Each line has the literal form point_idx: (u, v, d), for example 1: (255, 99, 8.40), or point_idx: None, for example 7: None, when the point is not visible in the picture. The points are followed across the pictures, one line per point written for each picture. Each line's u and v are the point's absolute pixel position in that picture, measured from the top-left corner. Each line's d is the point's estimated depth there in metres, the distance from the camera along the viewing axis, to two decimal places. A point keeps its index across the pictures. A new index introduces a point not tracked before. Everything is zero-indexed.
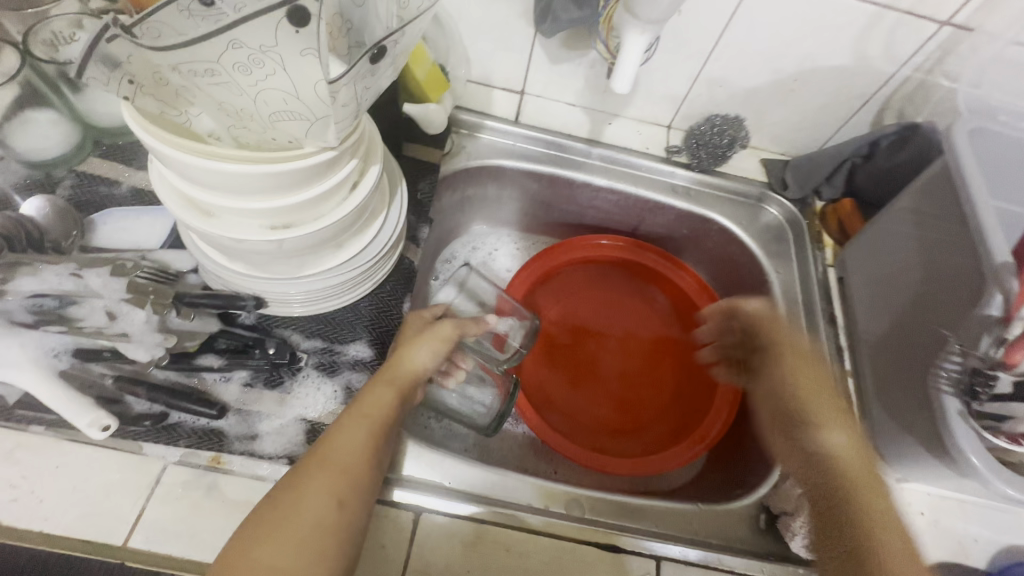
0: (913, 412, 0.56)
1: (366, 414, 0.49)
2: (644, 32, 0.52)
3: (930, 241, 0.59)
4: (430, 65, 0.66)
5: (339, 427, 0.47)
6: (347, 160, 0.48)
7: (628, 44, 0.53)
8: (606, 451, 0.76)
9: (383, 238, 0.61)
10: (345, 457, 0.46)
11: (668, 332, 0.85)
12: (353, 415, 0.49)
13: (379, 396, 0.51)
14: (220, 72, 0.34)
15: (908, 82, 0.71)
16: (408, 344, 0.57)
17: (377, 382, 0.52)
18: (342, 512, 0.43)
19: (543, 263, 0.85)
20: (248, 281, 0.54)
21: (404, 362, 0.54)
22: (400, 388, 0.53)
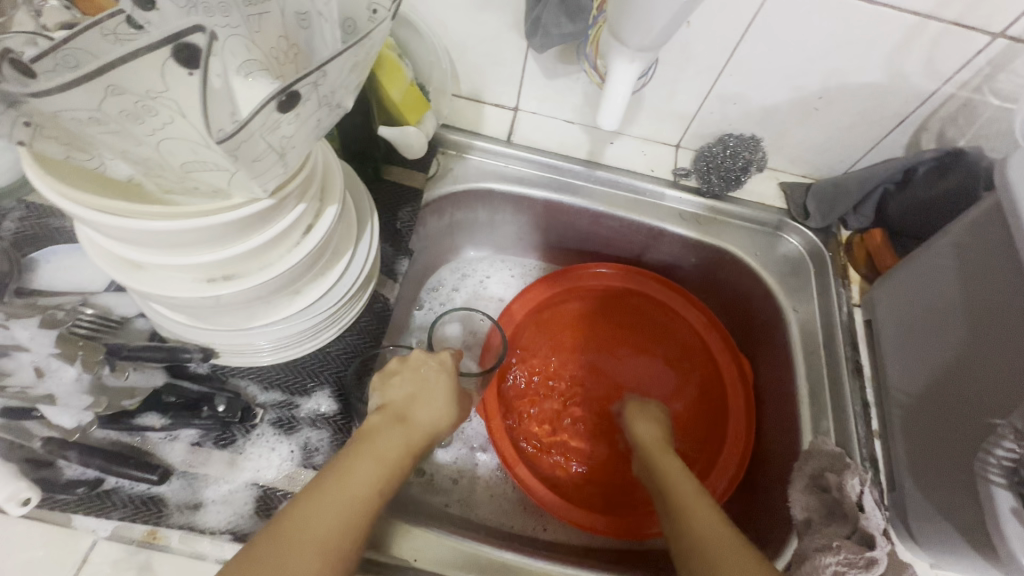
0: (956, 497, 0.48)
1: (380, 463, 0.47)
2: (633, 61, 0.45)
3: (979, 290, 0.50)
4: (407, 84, 0.59)
5: (341, 488, 0.44)
6: (294, 204, 0.42)
7: (616, 72, 0.47)
8: (603, 503, 0.70)
9: (351, 276, 0.54)
10: (348, 504, 0.43)
11: (676, 371, 0.78)
12: (367, 459, 0.47)
13: (397, 448, 0.49)
14: (108, 122, 0.29)
15: (951, 101, 0.62)
16: (432, 393, 0.55)
17: (400, 433, 0.50)
18: None
19: (541, 293, 0.78)
20: (193, 332, 0.48)
21: (422, 419, 0.53)
22: (416, 448, 0.51)
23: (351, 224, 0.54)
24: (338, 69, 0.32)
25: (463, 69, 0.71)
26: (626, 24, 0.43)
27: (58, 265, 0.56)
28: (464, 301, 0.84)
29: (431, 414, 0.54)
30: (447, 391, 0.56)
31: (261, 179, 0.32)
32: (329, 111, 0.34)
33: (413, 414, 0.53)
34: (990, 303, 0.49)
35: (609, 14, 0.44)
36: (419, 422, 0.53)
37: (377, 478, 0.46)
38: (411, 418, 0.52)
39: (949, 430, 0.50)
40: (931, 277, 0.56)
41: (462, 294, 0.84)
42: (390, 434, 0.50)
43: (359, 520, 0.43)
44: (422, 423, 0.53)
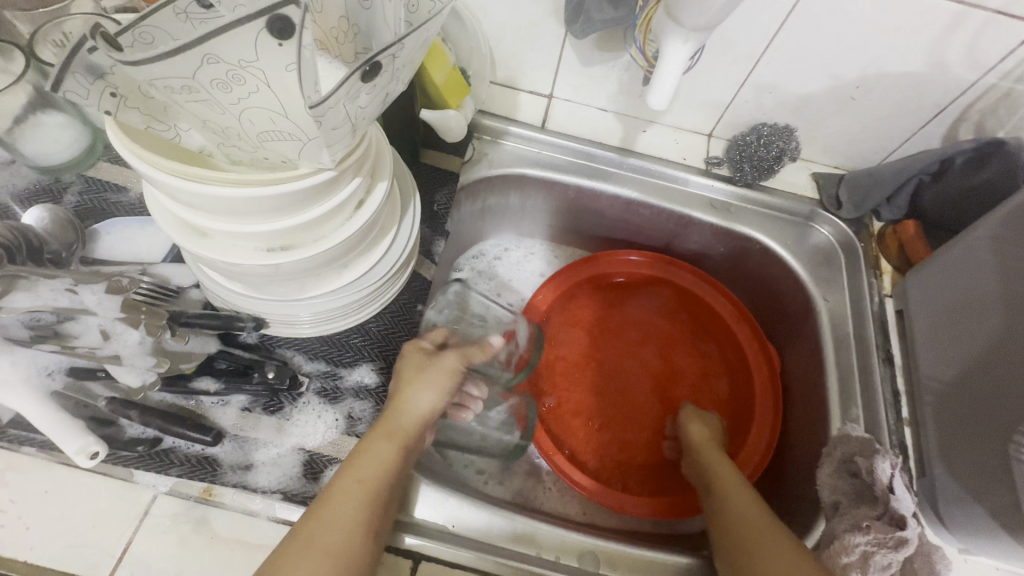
0: (989, 480, 0.49)
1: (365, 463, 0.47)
2: (686, 41, 0.46)
3: (1016, 279, 0.51)
4: (450, 68, 0.61)
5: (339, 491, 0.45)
6: (350, 179, 0.44)
7: (668, 54, 0.48)
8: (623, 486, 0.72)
9: (395, 253, 0.56)
10: (348, 509, 0.44)
11: (709, 359, 0.79)
12: (353, 477, 0.46)
13: (385, 448, 0.49)
14: (198, 89, 0.31)
15: (992, 91, 0.62)
16: (410, 381, 0.54)
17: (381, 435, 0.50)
18: None
19: (576, 274, 0.79)
20: (248, 302, 0.51)
21: (406, 407, 0.52)
22: (402, 439, 0.50)
23: (396, 201, 0.55)
24: (410, 42, 0.33)
25: (500, 56, 0.72)
26: (682, 5, 0.44)
27: (116, 236, 0.58)
28: (503, 274, 0.87)
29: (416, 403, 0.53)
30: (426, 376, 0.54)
31: (333, 149, 0.34)
32: (396, 85, 0.36)
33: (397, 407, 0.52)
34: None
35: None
36: (404, 411, 0.52)
37: (366, 493, 0.45)
38: (392, 415, 0.51)
39: (980, 416, 0.51)
40: (965, 268, 0.57)
41: (501, 266, 0.87)
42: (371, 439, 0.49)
43: (350, 545, 0.43)
44: (405, 413, 0.52)
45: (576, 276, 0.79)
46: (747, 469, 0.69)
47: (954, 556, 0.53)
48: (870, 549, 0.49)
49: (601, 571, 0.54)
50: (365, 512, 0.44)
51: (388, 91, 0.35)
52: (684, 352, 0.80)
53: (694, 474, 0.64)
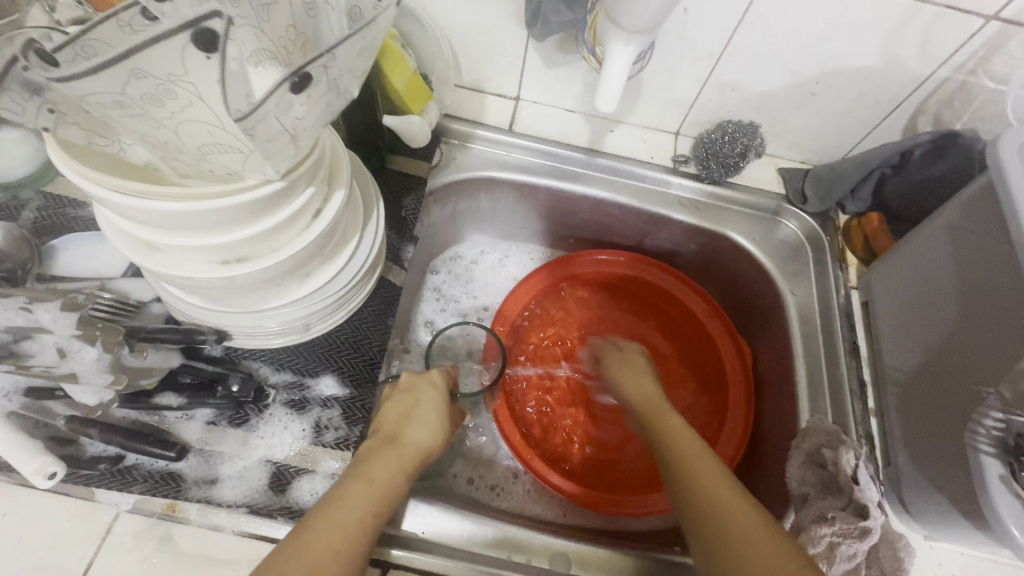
0: (946, 468, 0.49)
1: (371, 485, 0.46)
2: (629, 43, 0.47)
3: (969, 268, 0.52)
4: (411, 74, 0.61)
5: (339, 507, 0.43)
6: (304, 187, 0.44)
7: (612, 56, 0.48)
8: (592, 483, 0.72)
9: (358, 261, 0.56)
10: (342, 529, 0.42)
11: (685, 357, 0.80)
12: (360, 499, 0.44)
13: (391, 473, 0.48)
14: (130, 104, 0.31)
15: (947, 84, 0.63)
16: (421, 412, 0.54)
17: (394, 461, 0.49)
18: None
19: (553, 273, 0.79)
20: (207, 315, 0.50)
21: (414, 436, 0.52)
22: (410, 470, 0.50)
23: (358, 209, 0.55)
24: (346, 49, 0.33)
25: (465, 60, 0.72)
26: (624, 8, 0.44)
27: (74, 253, 0.58)
28: (480, 276, 0.87)
29: (425, 433, 0.53)
30: (437, 411, 0.55)
31: (275, 161, 0.34)
32: (337, 94, 0.36)
33: (406, 432, 0.52)
34: (979, 282, 0.50)
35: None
36: (412, 440, 0.51)
37: (369, 517, 0.44)
38: (402, 439, 0.51)
39: (938, 404, 0.52)
40: (925, 258, 0.58)
41: (475, 271, 0.87)
42: (383, 460, 0.48)
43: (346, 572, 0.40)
44: (415, 441, 0.52)
45: (554, 275, 0.79)
46: (719, 464, 0.70)
47: (919, 543, 0.54)
48: (835, 540, 0.50)
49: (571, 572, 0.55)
50: (364, 540, 0.43)
51: (329, 103, 0.35)
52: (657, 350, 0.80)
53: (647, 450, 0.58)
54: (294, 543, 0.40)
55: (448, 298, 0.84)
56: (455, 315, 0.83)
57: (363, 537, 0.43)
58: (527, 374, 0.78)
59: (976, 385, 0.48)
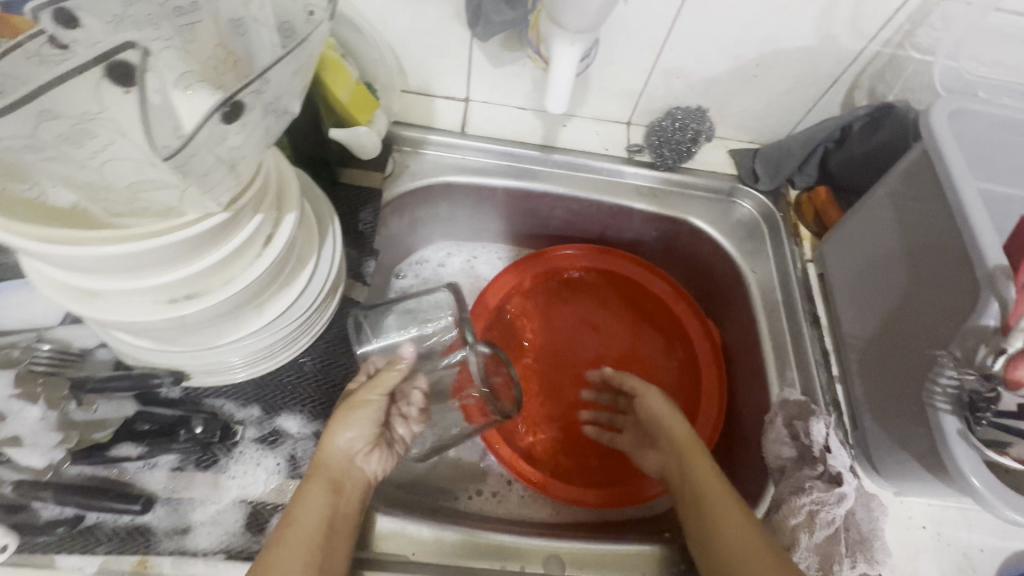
0: (909, 427, 0.51)
1: (296, 528, 0.45)
2: (573, 43, 0.46)
3: (913, 231, 0.55)
4: (354, 83, 0.59)
5: (272, 557, 0.44)
6: (251, 215, 0.42)
7: (557, 57, 0.47)
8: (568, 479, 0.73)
9: (317, 284, 0.54)
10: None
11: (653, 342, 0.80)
12: (288, 545, 0.44)
13: (315, 508, 0.47)
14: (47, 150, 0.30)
15: (877, 59, 0.65)
16: (329, 427, 0.52)
17: (312, 493, 0.48)
18: None
19: (518, 273, 0.79)
20: (160, 356, 0.47)
21: (326, 453, 0.51)
22: (333, 492, 0.49)
23: (310, 230, 0.53)
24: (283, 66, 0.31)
25: (410, 64, 0.71)
26: (563, 11, 0.43)
27: (4, 304, 0.53)
28: (448, 277, 0.85)
29: (337, 451, 0.51)
30: (342, 419, 0.52)
31: (214, 193, 0.33)
32: (277, 117, 0.34)
33: (320, 459, 0.50)
34: (922, 244, 0.53)
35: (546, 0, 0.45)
36: (327, 462, 0.50)
37: (305, 562, 0.44)
38: (315, 468, 0.50)
39: (896, 366, 0.54)
40: (872, 228, 0.60)
41: (444, 274, 0.85)
42: (305, 499, 0.47)
43: None
44: (330, 463, 0.50)
45: (519, 275, 0.79)
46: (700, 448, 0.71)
47: (890, 500, 0.57)
48: (814, 508, 0.52)
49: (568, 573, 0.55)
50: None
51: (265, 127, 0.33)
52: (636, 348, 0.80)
53: (683, 491, 0.57)
54: None
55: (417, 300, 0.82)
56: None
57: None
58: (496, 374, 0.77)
59: (927, 341, 0.50)
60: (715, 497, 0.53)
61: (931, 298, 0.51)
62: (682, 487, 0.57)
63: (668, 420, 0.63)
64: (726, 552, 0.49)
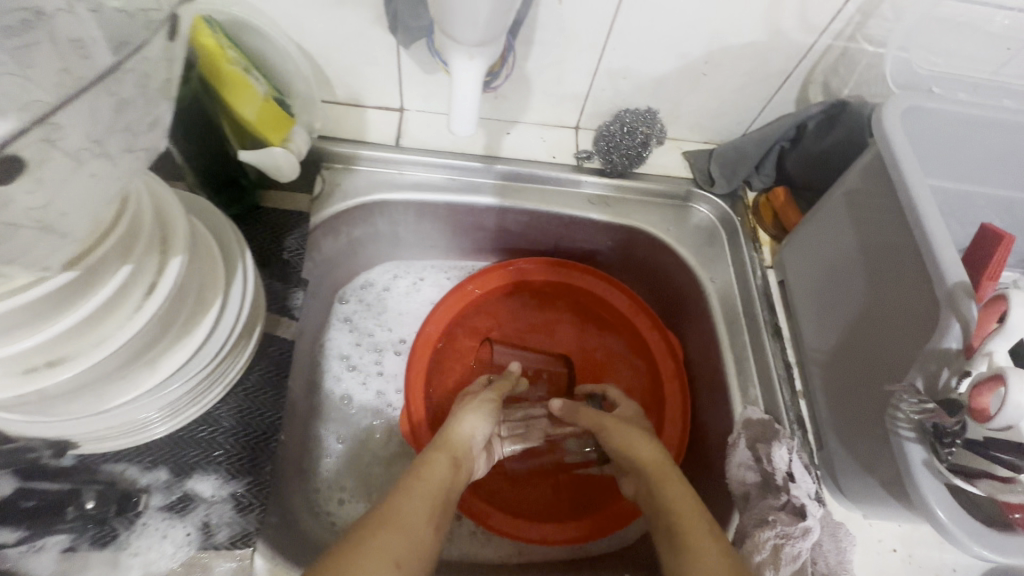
0: (875, 450, 0.48)
1: (428, 479, 0.49)
2: (472, 58, 0.41)
3: (868, 230, 0.52)
4: (262, 99, 0.53)
5: (406, 495, 0.46)
6: (116, 267, 0.36)
7: (457, 73, 0.43)
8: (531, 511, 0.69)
9: (225, 329, 0.48)
10: (415, 517, 0.44)
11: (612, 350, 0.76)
12: (417, 491, 0.47)
13: (445, 472, 0.51)
14: None
15: (829, 52, 0.62)
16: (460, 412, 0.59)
17: (441, 456, 0.52)
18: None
19: (463, 294, 0.75)
20: (37, 426, 0.41)
21: (455, 430, 0.57)
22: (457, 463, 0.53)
23: (211, 270, 0.47)
24: (87, 104, 0.25)
25: (333, 73, 0.64)
26: (455, 23, 0.39)
27: None
28: (395, 305, 0.78)
29: (467, 430, 0.57)
30: (486, 410, 0.60)
31: (31, 257, 0.27)
32: (106, 163, 0.28)
33: (450, 436, 0.56)
34: (877, 243, 0.50)
35: (432, 10, 0.40)
36: (460, 435, 0.57)
37: (432, 508, 0.46)
38: (446, 438, 0.55)
39: (859, 384, 0.51)
40: (830, 234, 0.57)
41: (392, 296, 0.78)
42: (436, 459, 0.52)
43: (425, 549, 0.43)
44: (458, 440, 0.56)
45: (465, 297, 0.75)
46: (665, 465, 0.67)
47: (859, 523, 0.54)
48: (779, 542, 0.49)
49: None
50: (430, 535, 0.44)
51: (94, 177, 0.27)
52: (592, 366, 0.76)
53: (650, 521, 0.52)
54: (365, 538, 0.40)
55: (362, 331, 0.75)
56: (372, 351, 0.75)
57: (432, 525, 0.45)
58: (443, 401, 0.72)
59: (888, 348, 0.47)
60: (693, 533, 0.46)
61: (890, 311, 0.48)
62: (654, 516, 0.51)
63: (644, 457, 0.56)
64: None
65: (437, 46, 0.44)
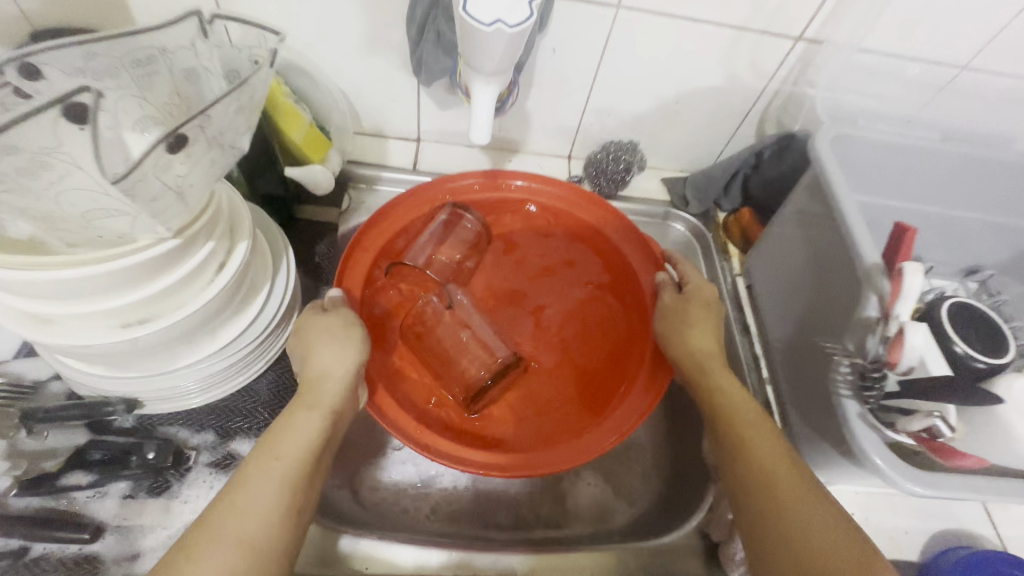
0: (825, 419, 0.56)
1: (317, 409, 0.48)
2: (489, 84, 0.53)
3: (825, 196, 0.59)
4: (307, 126, 0.65)
5: (287, 421, 0.46)
6: (201, 243, 0.45)
7: (477, 95, 0.54)
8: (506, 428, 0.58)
9: (273, 306, 0.56)
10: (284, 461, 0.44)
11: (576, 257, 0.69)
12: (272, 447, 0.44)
13: (306, 428, 0.46)
14: (5, 180, 0.33)
15: (778, 95, 0.74)
16: (314, 340, 0.52)
17: (307, 406, 0.48)
18: (279, 524, 0.41)
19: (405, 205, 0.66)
20: (115, 385, 0.50)
21: (311, 370, 0.50)
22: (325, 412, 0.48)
23: (264, 259, 0.56)
24: None
25: (363, 108, 0.76)
26: (476, 58, 0.50)
27: None
28: None
29: (325, 365, 0.50)
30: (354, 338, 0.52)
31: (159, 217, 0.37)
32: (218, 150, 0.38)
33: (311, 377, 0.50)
34: (819, 237, 0.60)
35: (461, 48, 0.51)
36: (320, 373, 0.50)
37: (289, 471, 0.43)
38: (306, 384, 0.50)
39: (809, 361, 0.59)
40: (784, 244, 0.67)
41: None
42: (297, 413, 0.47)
43: (286, 530, 0.41)
44: (321, 385, 0.49)
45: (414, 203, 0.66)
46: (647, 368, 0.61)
47: None
48: None
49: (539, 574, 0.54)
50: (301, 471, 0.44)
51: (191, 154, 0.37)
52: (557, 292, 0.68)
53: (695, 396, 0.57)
54: (216, 509, 0.41)
55: None
56: None
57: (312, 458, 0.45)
58: (388, 301, 0.64)
59: (834, 319, 0.56)
60: (747, 420, 0.52)
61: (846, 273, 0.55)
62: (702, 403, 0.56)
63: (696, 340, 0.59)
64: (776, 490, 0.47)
65: (461, 76, 0.56)
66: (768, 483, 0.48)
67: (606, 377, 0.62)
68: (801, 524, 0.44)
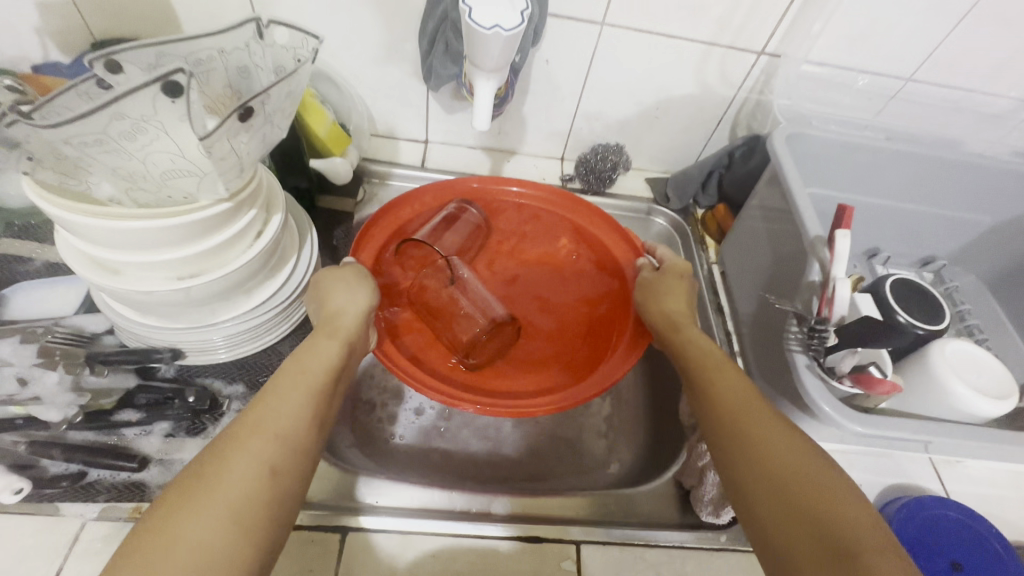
0: (784, 380, 0.63)
1: (335, 340, 0.54)
2: (489, 80, 0.62)
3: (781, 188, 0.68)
4: (330, 122, 0.74)
5: (309, 349, 0.52)
6: (246, 211, 0.53)
7: (479, 90, 0.63)
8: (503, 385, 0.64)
9: (300, 274, 0.65)
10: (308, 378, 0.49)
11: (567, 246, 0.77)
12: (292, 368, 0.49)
13: (327, 354, 0.52)
14: (108, 141, 0.41)
15: (747, 103, 0.84)
16: (330, 288, 0.58)
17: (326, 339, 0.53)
18: (304, 430, 0.46)
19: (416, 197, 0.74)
20: (163, 334, 0.58)
21: (327, 310, 0.56)
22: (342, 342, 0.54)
23: (293, 233, 0.65)
24: None
25: (378, 112, 0.86)
26: (480, 57, 0.59)
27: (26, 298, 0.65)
28: None
29: (342, 304, 0.57)
30: (365, 285, 0.59)
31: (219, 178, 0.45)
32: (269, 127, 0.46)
33: (327, 316, 0.56)
34: (777, 226, 0.69)
35: (467, 50, 0.61)
36: (336, 313, 0.56)
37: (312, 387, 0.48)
38: (324, 321, 0.56)
39: (770, 333, 0.67)
40: (751, 234, 0.75)
41: None
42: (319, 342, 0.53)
43: (307, 437, 0.46)
44: (338, 321, 0.55)
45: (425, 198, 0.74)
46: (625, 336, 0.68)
47: None
48: None
49: (527, 513, 0.60)
50: (320, 387, 0.49)
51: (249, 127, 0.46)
52: (547, 274, 0.76)
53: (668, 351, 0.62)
54: (246, 414, 0.45)
55: None
56: None
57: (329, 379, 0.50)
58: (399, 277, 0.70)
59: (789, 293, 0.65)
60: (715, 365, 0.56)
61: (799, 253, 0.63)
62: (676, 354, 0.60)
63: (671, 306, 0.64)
64: (737, 414, 0.50)
65: (467, 74, 0.65)
66: (732, 417, 0.51)
67: (592, 346, 0.69)
68: (764, 446, 0.47)
